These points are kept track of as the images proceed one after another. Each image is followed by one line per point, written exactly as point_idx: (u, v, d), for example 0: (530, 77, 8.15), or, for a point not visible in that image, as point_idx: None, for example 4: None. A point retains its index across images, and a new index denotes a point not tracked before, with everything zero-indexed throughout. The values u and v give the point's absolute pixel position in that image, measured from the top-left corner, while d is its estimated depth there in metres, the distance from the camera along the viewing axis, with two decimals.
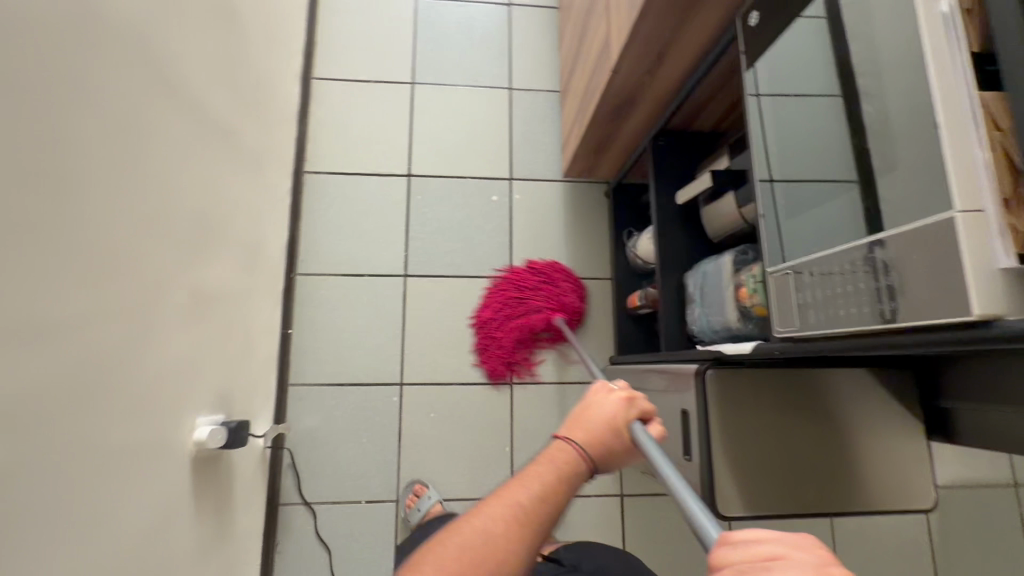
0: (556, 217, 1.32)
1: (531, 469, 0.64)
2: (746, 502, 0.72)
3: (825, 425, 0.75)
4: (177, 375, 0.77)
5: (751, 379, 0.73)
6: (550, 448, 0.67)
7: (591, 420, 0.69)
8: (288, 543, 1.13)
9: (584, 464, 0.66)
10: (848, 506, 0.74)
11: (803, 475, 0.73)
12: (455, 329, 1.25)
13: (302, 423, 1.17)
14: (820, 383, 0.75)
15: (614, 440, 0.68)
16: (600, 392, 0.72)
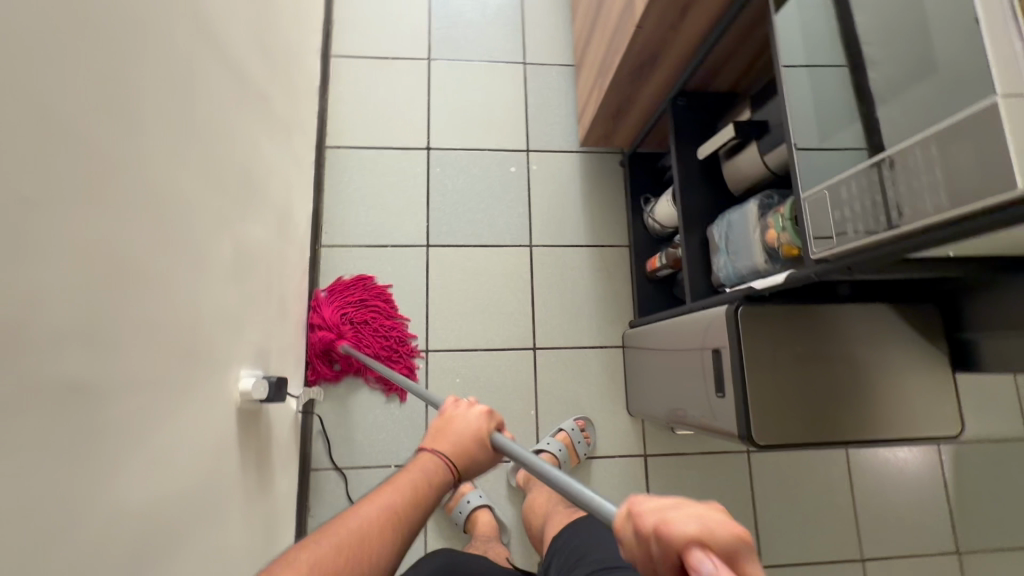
0: (572, 187, 1.35)
1: (389, 483, 0.60)
2: (780, 435, 0.74)
3: (850, 361, 0.78)
4: (223, 324, 0.79)
5: (783, 313, 0.76)
6: (412, 463, 0.64)
7: (453, 433, 0.67)
8: (321, 506, 1.15)
9: (446, 473, 0.64)
10: (880, 433, 0.77)
11: (835, 405, 0.77)
12: (478, 297, 1.27)
13: (331, 390, 1.20)
14: (849, 316, 0.78)
15: (479, 448, 0.66)
16: (458, 405, 0.71)
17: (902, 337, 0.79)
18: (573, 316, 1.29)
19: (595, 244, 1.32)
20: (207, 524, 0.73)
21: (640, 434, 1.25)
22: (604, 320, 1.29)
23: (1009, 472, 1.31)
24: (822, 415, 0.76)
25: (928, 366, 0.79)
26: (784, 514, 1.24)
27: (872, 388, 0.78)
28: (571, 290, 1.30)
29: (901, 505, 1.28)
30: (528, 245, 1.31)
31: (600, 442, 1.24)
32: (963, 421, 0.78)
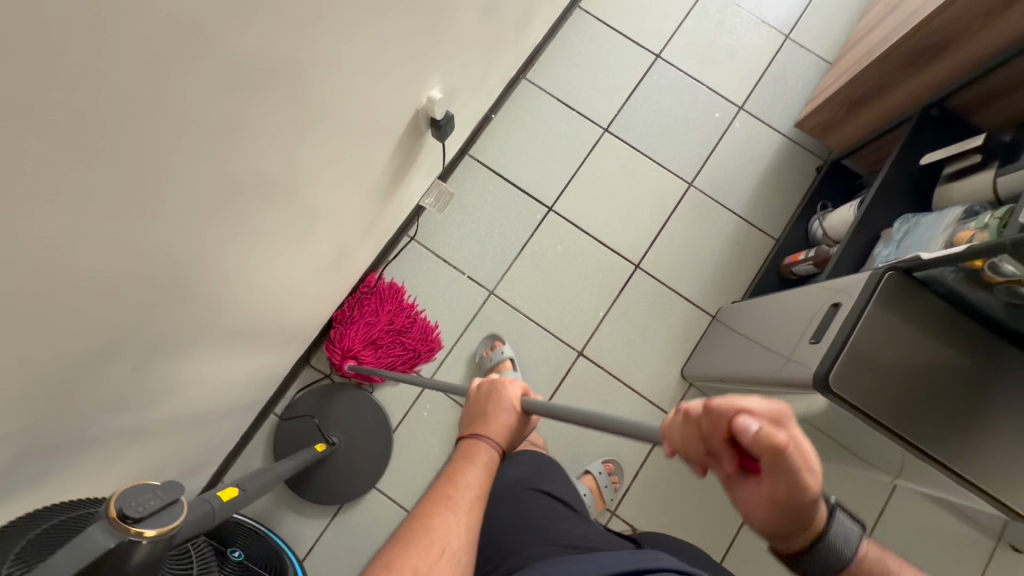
0: (758, 161, 1.33)
1: (455, 474, 0.64)
2: (855, 393, 0.73)
3: (959, 382, 0.75)
4: (453, 37, 0.90)
5: (918, 301, 0.76)
6: (466, 451, 0.67)
7: (493, 412, 0.71)
8: (394, 266, 1.26)
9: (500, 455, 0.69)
10: (953, 464, 0.73)
11: (924, 409, 0.74)
12: (618, 196, 1.31)
13: (459, 187, 1.30)
14: (977, 348, 0.76)
15: (523, 421, 0.72)
16: (488, 386, 0.74)
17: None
18: (686, 264, 1.29)
19: (746, 219, 1.30)
20: (354, 164, 0.85)
21: (678, 396, 1.23)
22: (710, 284, 1.28)
23: None
24: (907, 408, 0.74)
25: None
26: (764, 558, 1.17)
27: (968, 419, 0.74)
28: (699, 243, 1.29)
29: None
30: (687, 183, 1.32)
31: (640, 380, 1.24)
32: None
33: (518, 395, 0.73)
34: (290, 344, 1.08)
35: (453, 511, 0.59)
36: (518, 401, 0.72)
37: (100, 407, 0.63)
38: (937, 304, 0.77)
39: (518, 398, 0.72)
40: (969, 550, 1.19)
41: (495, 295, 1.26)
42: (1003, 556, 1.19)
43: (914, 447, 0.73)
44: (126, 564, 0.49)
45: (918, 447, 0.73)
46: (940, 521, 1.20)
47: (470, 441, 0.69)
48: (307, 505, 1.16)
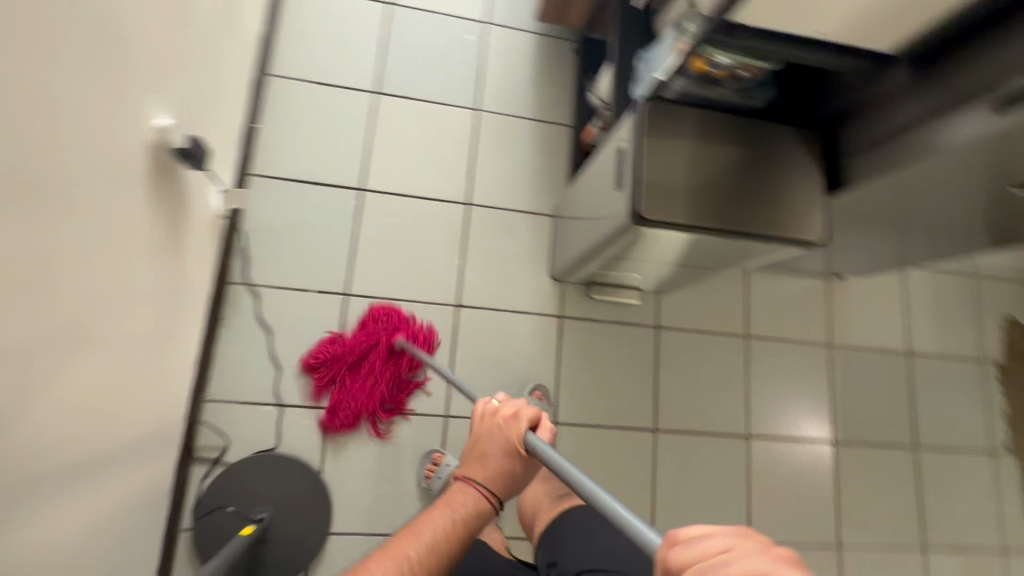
0: (525, 64, 1.39)
1: (427, 517, 0.68)
2: (666, 213, 0.83)
3: (734, 165, 0.87)
4: (153, 56, 0.80)
5: (676, 117, 0.86)
6: (450, 491, 0.70)
7: (486, 454, 0.70)
8: (232, 319, 1.15)
9: (477, 508, 0.69)
10: (755, 229, 0.86)
11: (716, 199, 0.85)
12: (419, 149, 1.30)
13: (259, 210, 1.20)
14: (736, 133, 0.88)
15: (508, 465, 0.69)
16: (490, 418, 0.72)
17: (786, 153, 0.89)
18: (510, 181, 1.33)
19: (539, 119, 1.37)
20: (109, 232, 0.74)
21: (559, 296, 1.30)
22: (538, 188, 1.34)
23: (884, 377, 1.46)
24: (705, 204, 0.85)
25: (806, 178, 0.89)
26: (683, 386, 1.33)
27: (756, 192, 0.87)
28: (510, 157, 1.34)
29: (791, 390, 1.40)
30: (475, 109, 1.35)
31: (522, 300, 1.29)
32: (828, 229, 0.87)
33: (518, 429, 0.68)
34: (156, 452, 0.95)
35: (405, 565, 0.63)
36: (514, 440, 0.69)
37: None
38: (690, 113, 0.87)
39: (518, 436, 0.68)
40: (815, 296, 1.45)
41: (351, 294, 1.21)
42: (837, 287, 1.47)
43: (729, 234, 0.85)
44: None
45: (731, 232, 0.85)
46: (787, 286, 1.44)
47: (459, 486, 0.71)
48: None
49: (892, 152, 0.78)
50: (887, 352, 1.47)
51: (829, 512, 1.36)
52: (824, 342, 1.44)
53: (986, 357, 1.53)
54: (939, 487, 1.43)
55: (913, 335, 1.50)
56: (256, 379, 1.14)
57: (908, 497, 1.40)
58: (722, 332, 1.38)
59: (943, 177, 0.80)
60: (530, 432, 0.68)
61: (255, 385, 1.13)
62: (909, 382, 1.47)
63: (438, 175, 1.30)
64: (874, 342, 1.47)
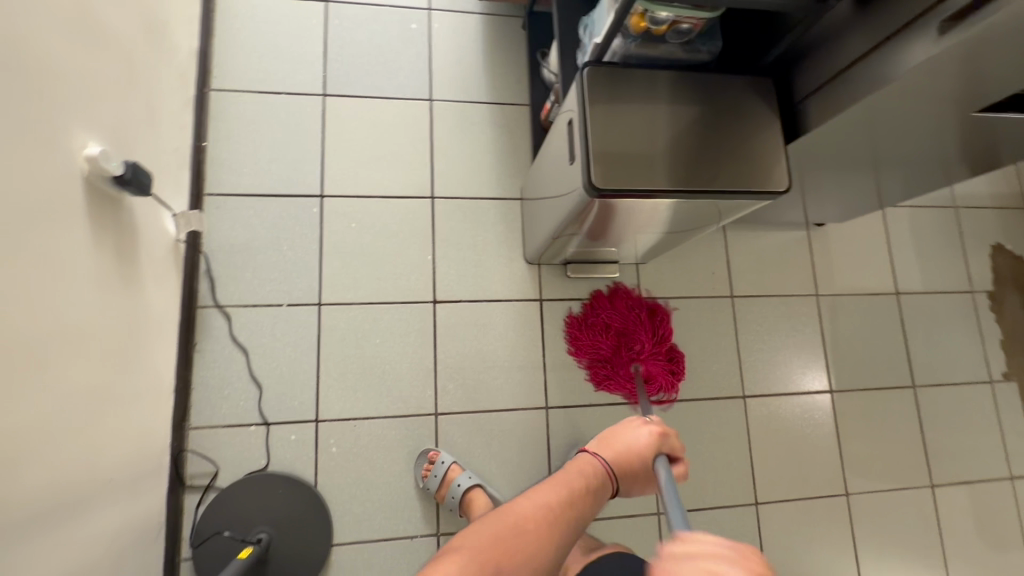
0: (473, 48, 1.36)
1: (561, 476, 0.78)
2: (621, 180, 0.80)
3: (687, 123, 0.84)
4: (72, 84, 0.77)
5: (620, 80, 0.83)
6: (582, 458, 0.83)
7: (618, 445, 0.85)
8: (206, 343, 1.13)
9: (609, 476, 0.81)
10: (714, 186, 0.83)
11: (673, 160, 0.83)
12: (375, 147, 1.27)
13: (219, 229, 1.17)
14: (685, 89, 0.85)
15: (637, 463, 0.83)
16: (632, 425, 0.88)
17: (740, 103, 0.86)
18: (472, 169, 1.30)
19: (494, 102, 1.34)
20: (49, 269, 0.72)
21: (536, 279, 1.28)
22: (502, 172, 1.31)
23: (874, 321, 1.44)
24: (660, 166, 0.82)
25: (763, 125, 0.85)
26: None
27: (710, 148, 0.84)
28: (470, 144, 1.32)
29: (782, 345, 1.38)
30: (427, 100, 1.32)
31: (499, 287, 1.27)
32: (789, 176, 0.84)
33: (656, 447, 0.84)
34: (137, 486, 0.93)
35: (551, 510, 0.70)
36: (644, 446, 0.85)
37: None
38: (635, 73, 0.84)
39: (645, 440, 0.85)
40: (797, 248, 1.43)
41: (324, 303, 1.19)
42: (818, 236, 1.45)
43: (686, 195, 0.82)
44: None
45: (689, 194, 0.82)
46: (767, 241, 1.42)
47: (587, 457, 0.83)
48: None
49: (843, 92, 0.76)
50: (875, 295, 1.46)
51: (832, 462, 1.35)
52: (811, 293, 1.42)
53: (976, 288, 1.51)
54: (941, 424, 1.42)
55: (899, 274, 1.48)
56: (237, 400, 1.12)
57: (911, 437, 1.40)
58: (706, 294, 1.36)
59: (898, 116, 0.77)
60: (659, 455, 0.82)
61: (237, 406, 1.12)
62: (900, 322, 1.46)
63: (398, 171, 1.27)
64: (860, 286, 1.45)
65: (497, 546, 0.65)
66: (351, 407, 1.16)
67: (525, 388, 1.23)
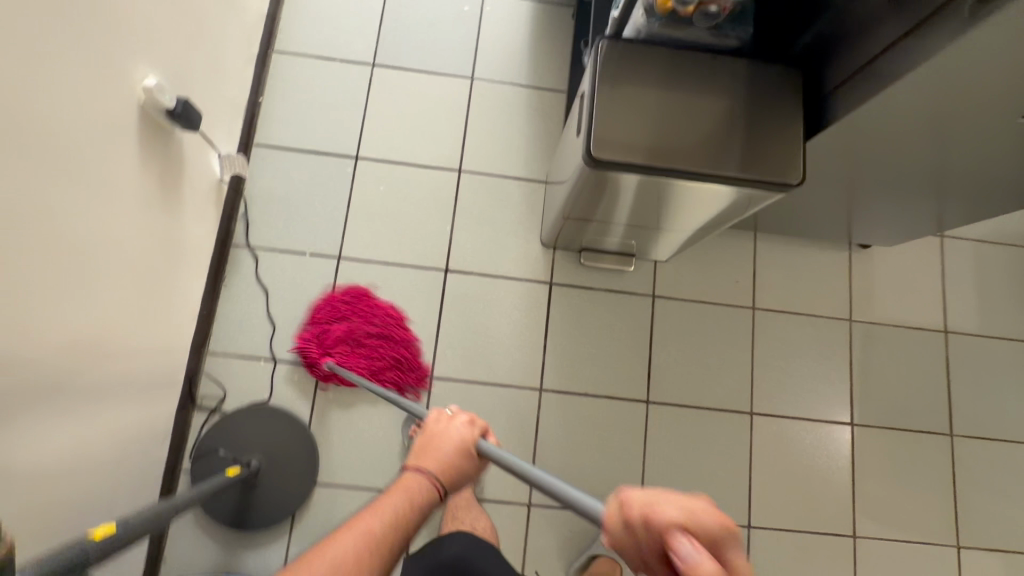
0: (520, 32, 1.39)
1: (370, 509, 0.60)
2: (620, 154, 0.79)
3: (700, 106, 0.82)
4: (141, 21, 0.87)
5: (636, 56, 0.82)
6: (399, 481, 0.64)
7: (438, 449, 0.68)
8: (234, 278, 1.22)
9: (435, 490, 0.65)
10: (721, 170, 0.79)
11: (679, 138, 0.80)
12: (413, 118, 1.33)
13: (261, 178, 1.27)
14: (706, 72, 0.83)
15: (462, 461, 0.68)
16: (440, 418, 0.72)
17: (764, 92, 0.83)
18: (503, 148, 1.33)
19: (534, 86, 1.36)
20: (96, 178, 0.81)
21: (549, 262, 1.29)
22: (531, 154, 1.33)
23: (914, 357, 1.33)
24: (665, 144, 0.80)
25: (784, 114, 0.81)
26: (680, 357, 1.28)
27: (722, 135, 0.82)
28: (504, 125, 1.34)
29: (803, 366, 1.30)
30: (469, 78, 1.36)
31: (512, 265, 1.28)
32: (806, 168, 0.80)
33: (474, 435, 0.70)
34: (151, 393, 1.03)
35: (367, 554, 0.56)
36: (470, 440, 0.69)
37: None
38: (654, 52, 0.83)
39: (467, 434, 0.70)
40: (834, 268, 1.35)
41: (343, 257, 1.25)
42: (861, 259, 1.36)
43: (689, 176, 0.80)
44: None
45: (692, 175, 0.80)
46: (801, 256, 1.35)
47: (406, 477, 0.65)
48: (261, 534, 1.13)
49: (872, 82, 0.71)
50: (918, 329, 1.34)
51: (844, 499, 1.25)
52: (844, 317, 1.33)
53: None
54: (979, 481, 1.28)
55: (951, 311, 1.35)
56: (253, 335, 1.20)
57: (941, 490, 1.27)
58: (725, 302, 1.31)
59: (936, 115, 0.72)
60: (481, 438, 0.70)
61: (252, 341, 1.20)
62: (945, 362, 1.33)
63: (431, 143, 1.32)
64: (902, 318, 1.34)
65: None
66: None
67: (522, 366, 1.24)
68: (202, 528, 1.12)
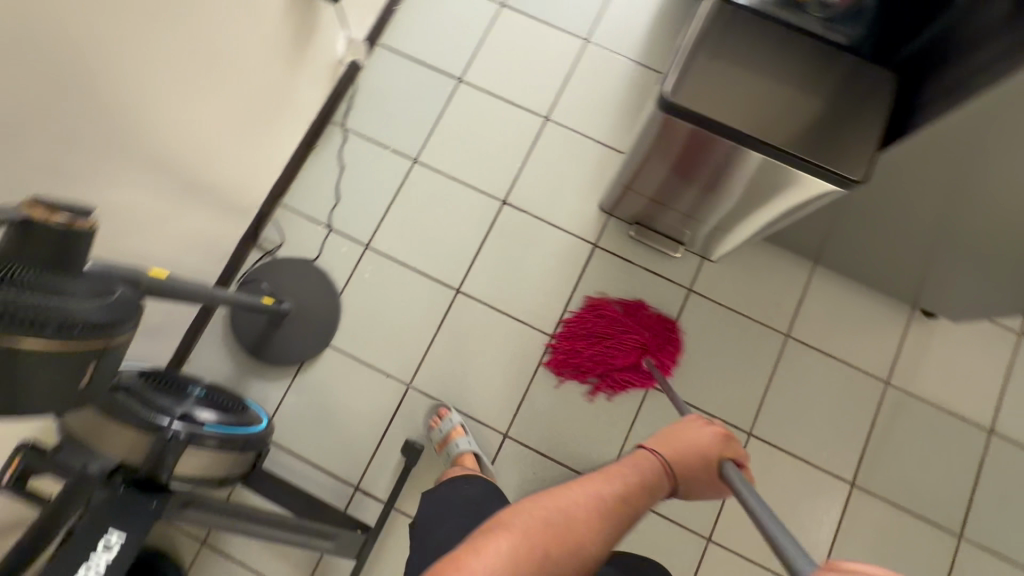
0: (646, 10, 1.43)
1: (616, 465, 0.69)
2: (694, 106, 0.84)
3: (785, 88, 0.85)
4: None
5: (740, 28, 0.87)
6: (637, 452, 0.73)
7: (683, 446, 0.75)
8: (321, 150, 1.36)
9: (667, 478, 0.71)
10: (786, 148, 0.82)
11: (756, 109, 0.84)
12: (521, 60, 1.41)
13: (373, 73, 1.40)
14: (800, 62, 0.86)
15: (702, 468, 0.74)
16: (693, 422, 0.79)
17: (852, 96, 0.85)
18: (593, 110, 1.38)
19: (642, 63, 1.40)
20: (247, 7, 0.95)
21: (600, 226, 1.32)
22: (617, 124, 1.37)
23: (944, 446, 1.23)
24: (741, 111, 0.84)
25: (863, 122, 0.83)
26: (695, 357, 1.27)
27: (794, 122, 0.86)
28: (602, 91, 1.39)
29: (820, 410, 1.24)
30: (584, 40, 1.42)
31: (565, 218, 1.33)
32: (869, 172, 0.81)
33: (722, 449, 0.76)
34: (225, 212, 1.17)
35: (602, 507, 0.62)
36: (713, 452, 0.75)
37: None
38: (759, 29, 0.87)
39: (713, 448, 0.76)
40: (886, 327, 1.28)
41: (418, 162, 1.35)
42: (919, 328, 1.28)
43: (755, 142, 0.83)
44: (56, 244, 0.59)
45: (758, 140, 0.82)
46: (854, 302, 1.29)
47: (644, 453, 0.73)
48: (270, 369, 1.25)
49: None
50: (959, 420, 1.24)
51: (816, 554, 1.19)
52: (880, 378, 1.26)
53: None
54: None
55: (1003, 414, 1.24)
56: (320, 202, 1.33)
57: None
58: (760, 321, 1.28)
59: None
60: (724, 458, 0.75)
61: (319, 206, 1.33)
62: (978, 463, 1.22)
63: (530, 87, 1.40)
64: (944, 402, 1.25)
65: (535, 538, 0.57)
66: (398, 250, 1.31)
67: (542, 310, 1.28)
68: (225, 347, 1.25)
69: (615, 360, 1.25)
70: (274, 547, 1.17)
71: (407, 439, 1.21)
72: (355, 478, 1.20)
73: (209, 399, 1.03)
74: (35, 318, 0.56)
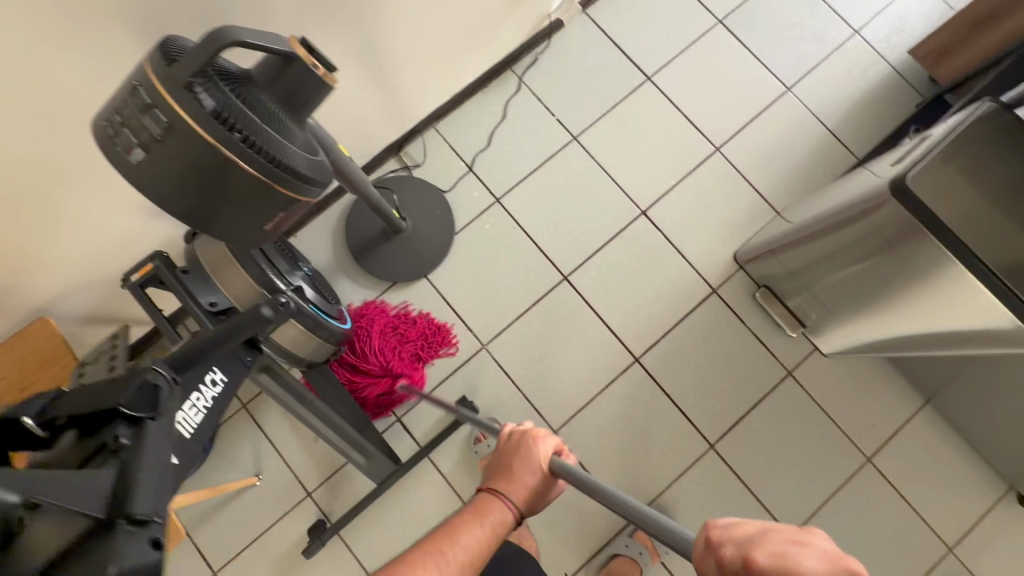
0: (859, 84, 1.35)
1: (447, 531, 0.57)
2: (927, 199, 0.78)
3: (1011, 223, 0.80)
4: None
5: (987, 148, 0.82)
6: (472, 504, 0.59)
7: (515, 470, 0.60)
8: (491, 91, 1.34)
9: (511, 520, 0.58)
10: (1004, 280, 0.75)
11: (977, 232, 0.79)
12: (714, 83, 1.35)
13: (568, 39, 1.36)
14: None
15: (541, 485, 0.60)
16: (515, 436, 0.63)
17: None
18: (766, 160, 1.32)
19: (833, 133, 1.33)
20: None
21: (725, 274, 1.27)
22: (783, 183, 1.31)
23: None
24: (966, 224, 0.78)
25: None
26: (767, 439, 1.21)
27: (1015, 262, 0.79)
28: (781, 144, 1.33)
29: (871, 547, 1.17)
30: (786, 88, 1.35)
31: (694, 252, 1.28)
32: None
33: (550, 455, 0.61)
34: (389, 115, 1.17)
35: None
36: (545, 460, 0.60)
37: (239, 2, 0.74)
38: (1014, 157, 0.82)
39: (547, 461, 0.60)
40: (971, 495, 1.19)
41: (576, 140, 1.32)
42: (1005, 511, 1.18)
43: (982, 270, 0.74)
44: (302, 87, 0.59)
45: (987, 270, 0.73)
46: (950, 455, 1.21)
47: (477, 503, 0.59)
48: (363, 275, 1.26)
49: None
50: None
51: None
52: (945, 542, 1.17)
53: None
54: None
55: None
56: (470, 140, 1.32)
57: None
58: (846, 433, 1.21)
59: None
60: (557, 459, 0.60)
61: (467, 144, 1.32)
62: None
63: (713, 111, 1.34)
64: None
65: None
66: (523, 215, 1.29)
67: (636, 329, 1.25)
68: (333, 238, 1.27)
69: (419, 362, 1.18)
70: (303, 438, 1.19)
71: (462, 394, 1.20)
72: (401, 409, 1.21)
73: (312, 280, 1.04)
74: (256, 144, 0.55)
